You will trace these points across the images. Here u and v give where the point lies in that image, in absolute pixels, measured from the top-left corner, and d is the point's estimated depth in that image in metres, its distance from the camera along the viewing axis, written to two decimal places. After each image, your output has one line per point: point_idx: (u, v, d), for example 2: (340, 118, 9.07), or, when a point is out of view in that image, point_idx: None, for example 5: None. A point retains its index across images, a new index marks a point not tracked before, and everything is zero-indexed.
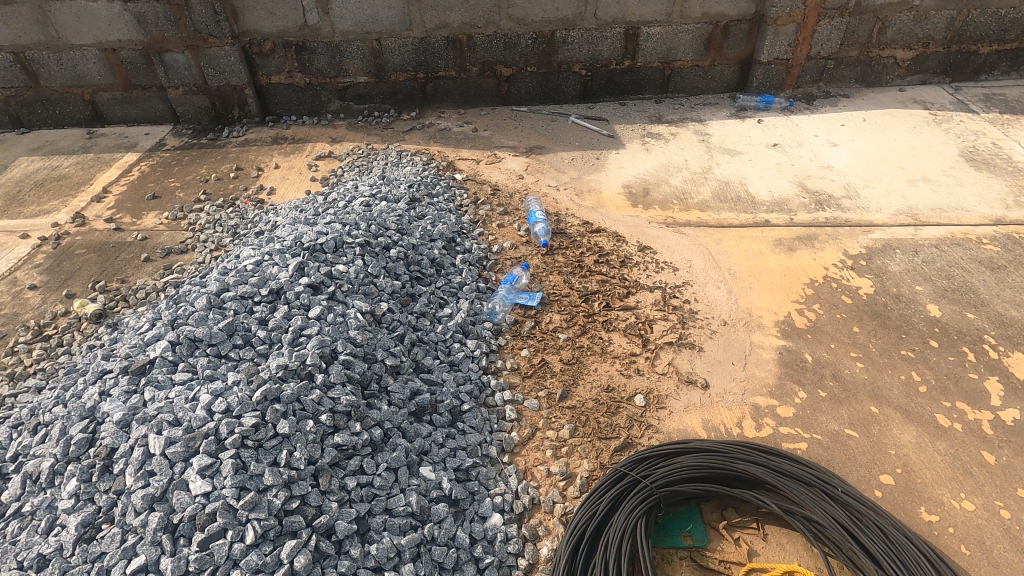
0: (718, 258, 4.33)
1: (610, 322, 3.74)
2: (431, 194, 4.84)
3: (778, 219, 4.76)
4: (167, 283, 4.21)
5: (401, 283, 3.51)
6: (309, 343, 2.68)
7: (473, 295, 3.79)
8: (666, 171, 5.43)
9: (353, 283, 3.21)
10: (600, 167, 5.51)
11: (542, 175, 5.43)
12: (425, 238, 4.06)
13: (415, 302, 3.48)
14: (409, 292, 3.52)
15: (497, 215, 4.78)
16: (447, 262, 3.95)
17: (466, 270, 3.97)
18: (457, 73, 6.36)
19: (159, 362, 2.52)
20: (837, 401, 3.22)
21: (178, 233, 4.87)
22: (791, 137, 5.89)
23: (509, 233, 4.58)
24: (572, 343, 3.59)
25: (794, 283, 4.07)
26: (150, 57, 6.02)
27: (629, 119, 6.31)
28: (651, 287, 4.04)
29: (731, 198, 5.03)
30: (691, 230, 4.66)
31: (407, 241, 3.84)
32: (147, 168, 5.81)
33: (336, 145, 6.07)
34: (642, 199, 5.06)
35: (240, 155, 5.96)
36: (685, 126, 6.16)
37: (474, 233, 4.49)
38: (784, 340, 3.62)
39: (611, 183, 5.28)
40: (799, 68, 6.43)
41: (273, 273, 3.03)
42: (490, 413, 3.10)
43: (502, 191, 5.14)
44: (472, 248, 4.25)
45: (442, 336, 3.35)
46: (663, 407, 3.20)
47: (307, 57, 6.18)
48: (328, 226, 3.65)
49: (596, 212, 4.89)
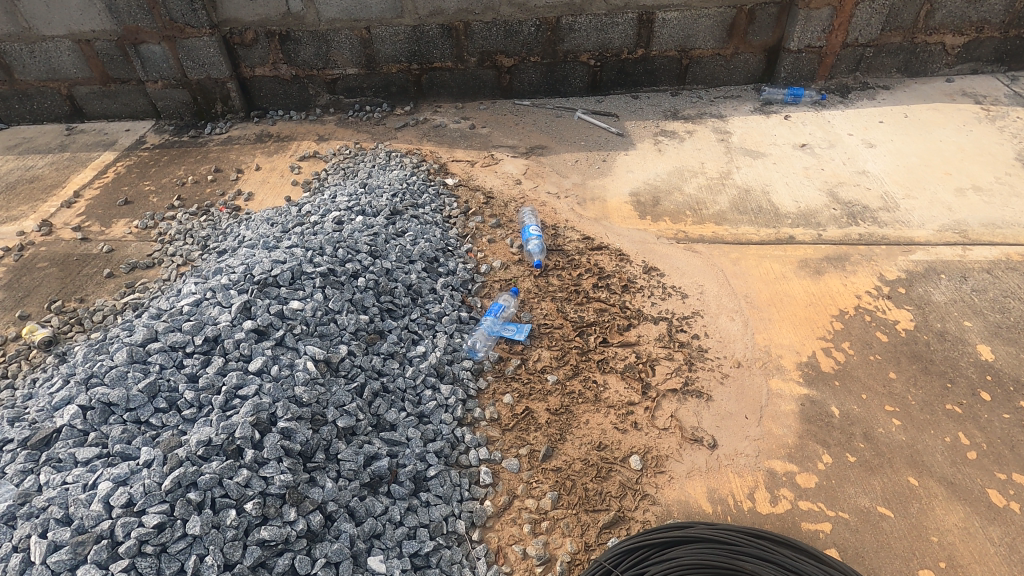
0: (734, 283, 3.84)
1: (606, 362, 3.30)
2: (417, 204, 4.40)
3: (804, 235, 4.22)
4: (127, 304, 3.86)
5: (368, 317, 3.11)
6: (243, 408, 2.30)
7: (452, 328, 3.36)
8: (679, 176, 4.89)
9: (306, 323, 2.81)
10: (606, 171, 5.00)
11: (541, 180, 4.94)
12: (403, 259, 3.63)
13: (385, 340, 3.09)
14: (377, 328, 3.11)
15: (488, 228, 4.34)
16: (426, 289, 3.53)
17: (447, 297, 3.55)
18: (454, 64, 5.84)
19: (66, 433, 2.17)
20: (868, 469, 2.75)
21: (146, 244, 4.53)
22: (822, 135, 5.29)
23: (499, 249, 4.14)
24: (561, 389, 3.16)
25: (820, 315, 3.56)
26: (125, 49, 5.64)
27: (640, 115, 5.75)
28: (655, 318, 3.57)
29: (752, 209, 4.50)
30: (705, 248, 4.16)
31: (381, 266, 3.43)
32: (123, 169, 5.47)
33: (323, 144, 5.65)
34: (652, 209, 4.55)
35: (221, 155, 5.58)
36: (702, 122, 5.59)
37: (460, 249, 4.05)
38: (807, 388, 3.14)
39: (617, 190, 4.77)
40: (833, 56, 5.77)
41: (213, 314, 2.64)
42: (461, 476, 2.71)
43: (496, 199, 4.68)
44: (456, 269, 3.83)
45: (411, 383, 2.95)
46: (662, 472, 2.77)
47: (292, 48, 5.73)
48: (289, 250, 3.25)
49: (599, 225, 4.40)
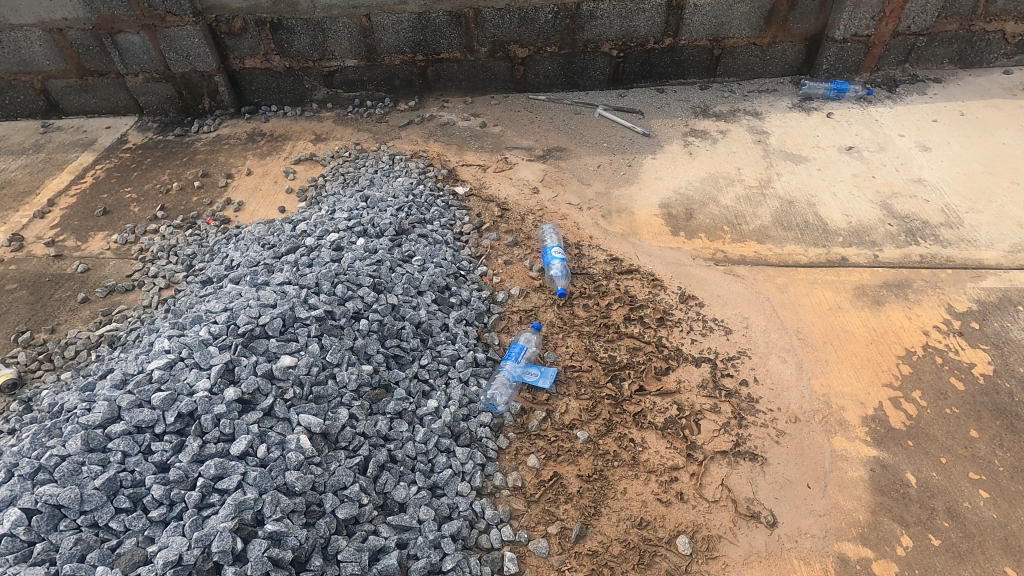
0: (783, 315, 3.41)
1: (643, 415, 2.89)
2: (425, 219, 3.96)
3: (857, 256, 3.78)
4: (101, 337, 3.46)
5: (372, 368, 2.71)
6: (223, 508, 1.92)
7: (467, 374, 2.97)
8: (714, 184, 4.43)
9: (300, 384, 2.41)
10: (632, 178, 4.54)
11: (561, 188, 4.48)
12: (410, 291, 3.21)
13: (392, 394, 2.69)
14: (383, 380, 2.71)
15: (504, 247, 3.91)
16: (437, 326, 3.12)
17: (461, 335, 3.14)
18: (463, 54, 5.33)
19: (6, 546, 1.78)
20: (956, 556, 2.36)
21: (126, 263, 4.11)
22: (870, 137, 4.81)
23: (518, 273, 3.71)
24: (593, 449, 2.76)
25: (885, 357, 3.14)
26: (101, 39, 5.13)
27: (667, 112, 5.25)
28: (696, 359, 3.15)
29: (797, 224, 4.05)
30: (747, 271, 3.72)
31: (386, 303, 3.01)
32: (102, 173, 5.02)
33: (320, 144, 5.18)
34: (685, 224, 4.11)
35: (209, 157, 5.12)
36: (736, 120, 5.10)
37: (473, 274, 3.63)
38: (876, 449, 2.74)
39: (646, 201, 4.32)
40: (881, 46, 5.24)
41: (189, 380, 2.22)
42: (482, 564, 2.33)
43: (511, 211, 4.23)
44: (469, 299, 3.42)
45: (422, 448, 2.56)
46: (715, 558, 2.38)
47: (285, 38, 5.21)
48: (280, 288, 2.83)
49: (627, 243, 3.97)
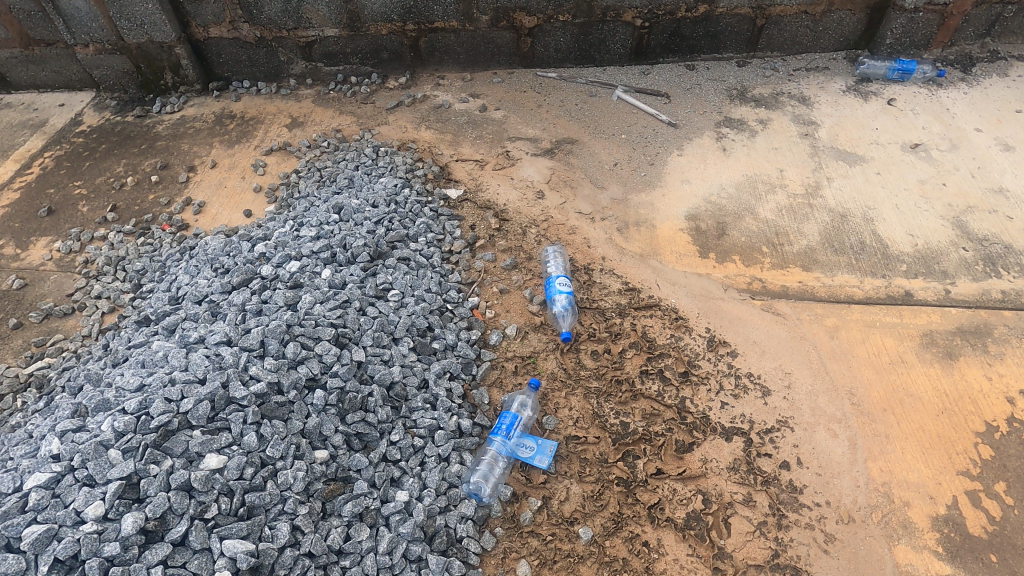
0: (833, 370, 2.83)
1: (660, 508, 2.37)
2: (408, 235, 3.35)
3: (924, 291, 3.15)
4: (30, 378, 2.98)
5: (327, 454, 2.19)
6: None
7: (447, 450, 2.44)
8: (751, 190, 3.77)
9: (227, 494, 1.91)
10: (655, 181, 3.88)
11: (571, 192, 3.83)
12: (383, 338, 2.66)
13: (352, 487, 2.19)
14: (341, 469, 2.21)
15: (501, 270, 3.32)
16: (413, 386, 2.58)
17: (443, 395, 2.60)
18: (461, 24, 4.57)
19: None
20: None
21: (68, 278, 3.59)
22: (940, 131, 4.06)
23: (516, 307, 3.14)
24: (597, 554, 2.25)
25: (960, 433, 2.58)
26: (42, 4, 4.44)
27: (698, 95, 4.49)
28: (726, 431, 2.60)
29: (851, 246, 3.41)
30: (790, 308, 3.12)
31: (350, 362, 2.46)
32: (50, 162, 4.43)
33: (296, 130, 4.53)
34: (716, 243, 3.48)
35: (171, 144, 4.50)
36: (779, 107, 4.34)
37: (461, 308, 3.06)
38: (950, 565, 2.21)
39: (670, 211, 3.69)
40: (958, 17, 4.41)
41: (75, 505, 1.74)
42: None
43: (511, 222, 3.60)
44: (455, 343, 2.86)
45: (385, 562, 2.07)
46: None
47: (253, 3, 4.47)
48: (215, 350, 2.28)
49: (647, 267, 3.36)
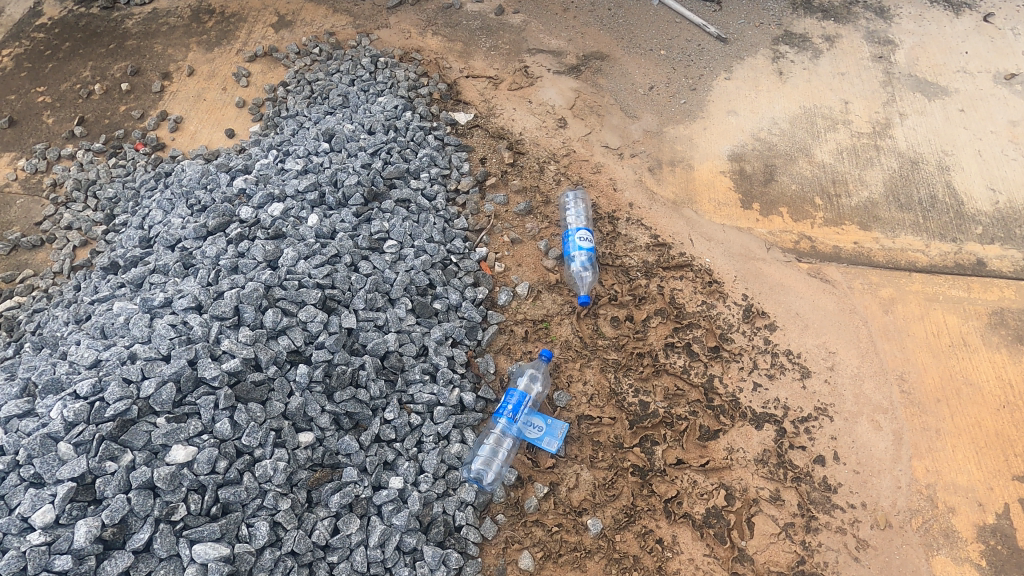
0: (884, 350, 2.50)
1: (677, 502, 2.17)
2: (409, 171, 2.93)
3: (999, 261, 2.74)
4: None
5: (313, 438, 1.97)
6: None
7: (447, 429, 2.22)
8: (809, 126, 3.23)
9: (197, 491, 1.72)
10: (696, 110, 3.33)
11: (597, 121, 3.31)
12: (377, 300, 2.35)
13: (340, 474, 1.99)
14: (328, 454, 1.99)
15: (514, 216, 2.93)
16: (411, 355, 2.31)
17: (444, 366, 2.34)
18: None
19: None
20: None
21: (36, 204, 3.24)
22: None
23: (528, 261, 2.79)
24: (605, 549, 2.08)
25: (1019, 432, 2.31)
26: None
27: (756, 2, 3.78)
28: (756, 417, 2.34)
29: (920, 200, 2.94)
30: (840, 274, 2.74)
31: (339, 331, 2.18)
32: (9, 62, 3.91)
33: (283, 31, 3.92)
34: (762, 190, 3.02)
35: (142, 44, 3.93)
36: (851, 20, 3.65)
37: (467, 260, 2.71)
38: None
39: (711, 148, 3.19)
40: None
41: (20, 510, 1.57)
42: None
43: (527, 157, 3.14)
44: (459, 303, 2.56)
45: (377, 557, 1.90)
46: None
47: None
48: (182, 317, 1.99)
49: (680, 216, 2.94)
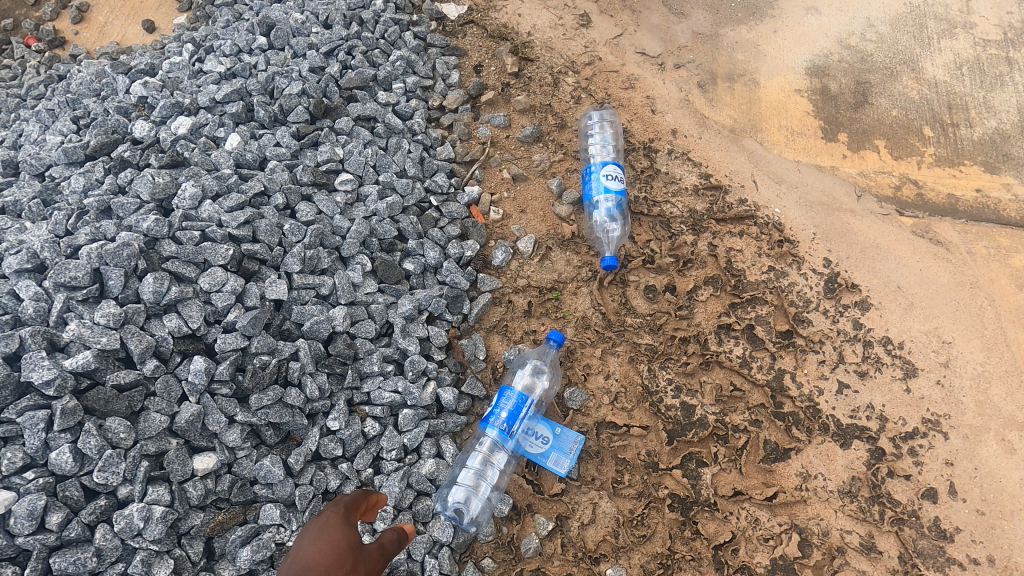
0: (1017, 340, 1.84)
1: (731, 550, 1.58)
2: (376, 78, 2.15)
3: None
4: None
5: (215, 464, 1.36)
6: None
7: (416, 442, 1.60)
8: (916, 29, 2.40)
9: (14, 560, 1.18)
10: (764, 6, 2.50)
11: (631, 18, 2.48)
12: (320, 259, 1.67)
13: (256, 513, 1.39)
14: (240, 486, 1.39)
15: (517, 144, 2.18)
16: (367, 338, 1.66)
17: (414, 352, 1.68)
18: None
19: None
20: None
21: None
22: None
23: (535, 206, 2.08)
24: None
25: None
26: None
27: None
28: (842, 431, 1.71)
29: None
30: (956, 232, 2.02)
31: (259, 305, 1.52)
32: None
33: None
34: (851, 116, 2.25)
35: None
36: None
37: (452, 205, 2.01)
38: None
39: (784, 58, 2.38)
40: None
41: None
42: None
43: (536, 64, 2.35)
44: (438, 263, 1.88)
45: None
46: None
47: None
48: (11, 285, 1.36)
49: (740, 150, 2.19)
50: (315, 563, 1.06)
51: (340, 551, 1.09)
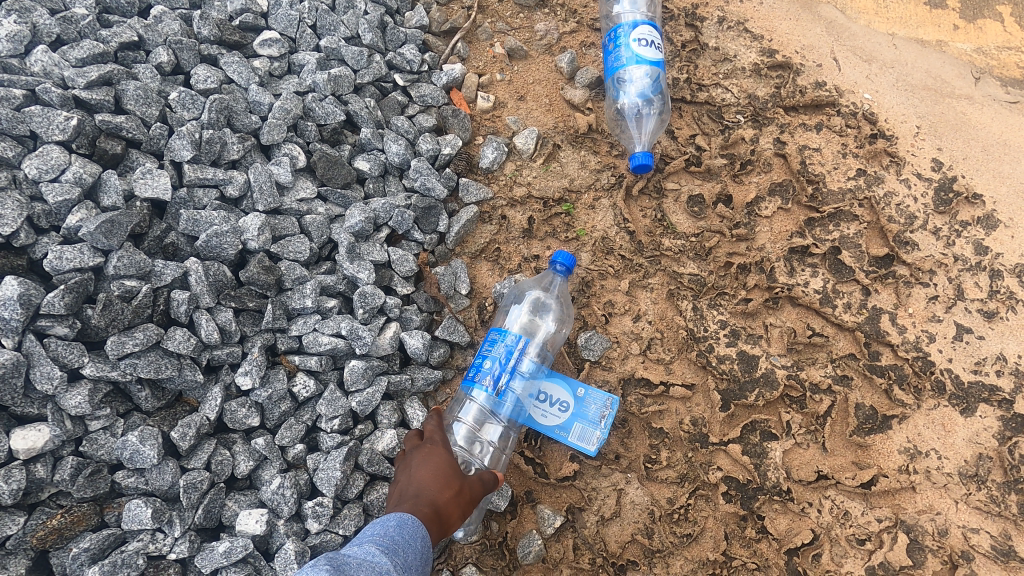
0: None
1: (811, 556, 1.13)
2: None
3: None
4: None
5: (46, 443, 0.89)
6: None
7: (369, 406, 1.13)
8: None
9: None
10: None
11: None
12: (225, 144, 1.15)
13: (119, 514, 0.93)
14: (92, 473, 0.92)
15: (514, 11, 1.62)
16: (296, 261, 1.16)
17: (366, 282, 1.19)
18: None
19: None
20: None
21: None
22: None
23: (539, 92, 1.53)
24: None
25: None
26: None
27: None
28: (965, 392, 1.23)
29: None
30: None
31: (123, 206, 1.01)
32: None
33: None
34: None
35: None
36: None
37: (425, 86, 1.47)
38: None
39: None
40: None
41: None
42: None
43: None
44: (404, 162, 1.35)
45: None
46: None
47: None
48: None
49: (815, 18, 1.62)
50: (423, 484, 0.93)
51: (447, 472, 0.96)
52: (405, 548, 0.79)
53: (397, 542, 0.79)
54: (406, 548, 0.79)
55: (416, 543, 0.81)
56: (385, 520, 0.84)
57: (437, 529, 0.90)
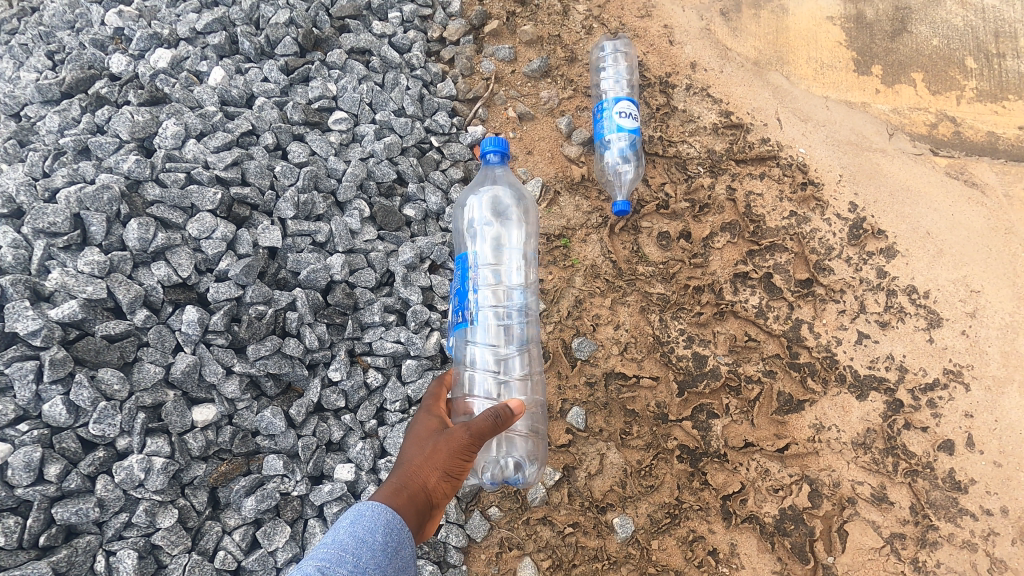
0: None
1: (740, 500, 1.56)
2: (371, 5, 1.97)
3: None
4: None
5: (215, 416, 1.33)
6: None
7: (421, 393, 1.56)
8: None
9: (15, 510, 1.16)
10: None
11: None
12: (315, 203, 1.58)
13: (260, 464, 1.38)
14: (242, 437, 1.36)
15: (524, 81, 2.03)
16: (366, 288, 1.59)
17: (416, 302, 1.62)
18: None
19: None
20: None
21: None
22: None
23: (544, 148, 1.95)
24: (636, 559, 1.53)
25: None
26: None
27: None
28: (860, 382, 1.65)
29: None
30: (991, 173, 1.91)
31: (252, 253, 1.45)
32: None
33: None
34: (887, 46, 2.07)
35: None
36: None
37: (454, 146, 1.89)
38: None
39: None
40: None
41: None
42: None
43: None
44: (441, 209, 1.78)
45: None
46: None
47: None
48: None
49: (765, 84, 2.03)
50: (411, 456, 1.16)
51: (427, 443, 1.17)
52: (355, 550, 0.90)
53: (349, 544, 0.91)
54: (358, 549, 0.90)
55: (368, 539, 0.92)
56: (346, 521, 0.96)
57: (414, 490, 1.09)
